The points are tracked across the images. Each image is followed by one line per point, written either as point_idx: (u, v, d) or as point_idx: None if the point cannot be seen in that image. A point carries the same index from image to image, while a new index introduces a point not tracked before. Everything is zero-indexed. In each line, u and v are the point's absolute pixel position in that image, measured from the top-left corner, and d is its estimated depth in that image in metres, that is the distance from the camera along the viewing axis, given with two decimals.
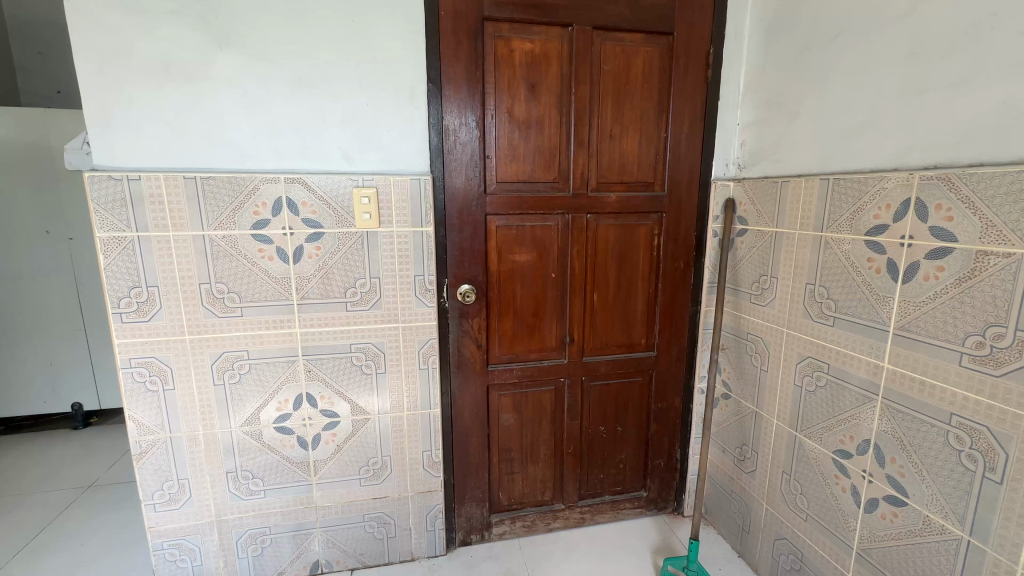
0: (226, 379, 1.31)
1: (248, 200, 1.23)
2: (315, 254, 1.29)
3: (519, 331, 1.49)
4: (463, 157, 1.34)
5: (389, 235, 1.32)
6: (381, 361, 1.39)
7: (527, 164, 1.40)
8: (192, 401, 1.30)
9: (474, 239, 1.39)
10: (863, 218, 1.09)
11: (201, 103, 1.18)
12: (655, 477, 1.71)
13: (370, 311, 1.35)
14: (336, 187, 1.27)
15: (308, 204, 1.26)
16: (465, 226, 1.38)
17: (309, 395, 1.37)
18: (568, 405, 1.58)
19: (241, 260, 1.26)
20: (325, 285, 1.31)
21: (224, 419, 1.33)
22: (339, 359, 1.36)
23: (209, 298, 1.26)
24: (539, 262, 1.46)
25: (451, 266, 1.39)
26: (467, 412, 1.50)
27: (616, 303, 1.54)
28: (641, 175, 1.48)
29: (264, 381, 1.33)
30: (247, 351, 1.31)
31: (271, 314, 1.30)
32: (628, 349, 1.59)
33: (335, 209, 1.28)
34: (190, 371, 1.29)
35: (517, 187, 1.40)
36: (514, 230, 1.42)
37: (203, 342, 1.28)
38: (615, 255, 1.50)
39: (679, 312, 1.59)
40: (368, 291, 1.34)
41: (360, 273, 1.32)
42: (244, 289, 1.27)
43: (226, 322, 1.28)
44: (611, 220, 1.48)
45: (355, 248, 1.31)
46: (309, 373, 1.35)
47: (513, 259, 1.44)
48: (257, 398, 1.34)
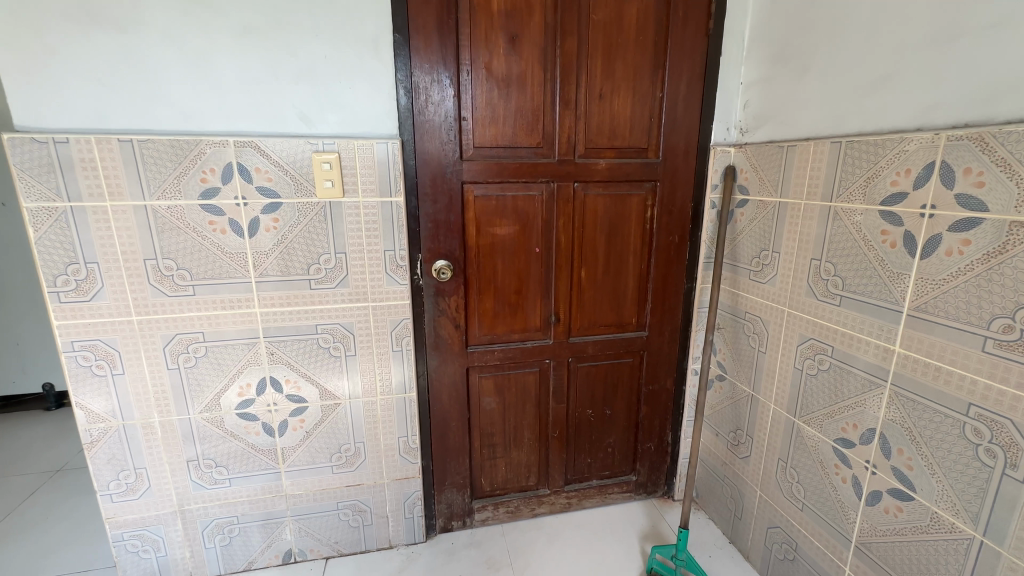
0: (181, 363, 1.21)
1: (193, 165, 1.11)
2: (273, 226, 1.17)
3: (500, 310, 1.39)
4: (436, 119, 1.21)
5: (355, 206, 1.20)
6: (350, 344, 1.29)
7: (508, 127, 1.27)
8: (144, 387, 1.21)
9: (450, 210, 1.27)
10: (878, 186, 0.98)
11: (134, 55, 1.04)
12: (645, 461, 1.64)
13: (336, 290, 1.24)
14: (293, 152, 1.14)
15: (263, 170, 1.14)
16: (439, 197, 1.26)
17: (273, 379, 1.27)
18: (553, 389, 1.49)
19: (190, 233, 1.14)
20: (285, 261, 1.20)
21: (181, 406, 1.24)
22: (304, 341, 1.26)
23: (157, 276, 1.15)
24: (522, 235, 1.34)
25: (426, 241, 1.28)
26: (445, 396, 1.41)
27: (605, 280, 1.44)
28: (634, 140, 1.35)
29: (222, 364, 1.23)
30: (203, 333, 1.20)
31: (226, 293, 1.19)
32: (618, 329, 1.49)
33: (293, 177, 1.16)
34: (140, 355, 1.18)
35: (496, 153, 1.28)
36: (494, 200, 1.30)
37: (153, 324, 1.17)
38: (604, 227, 1.39)
39: (673, 289, 1.49)
40: (333, 268, 1.23)
41: (324, 248, 1.21)
42: (195, 266, 1.16)
43: (177, 302, 1.17)
44: (600, 189, 1.36)
45: (317, 220, 1.19)
46: (272, 356, 1.25)
47: (493, 232, 1.32)
48: (216, 383, 1.24)
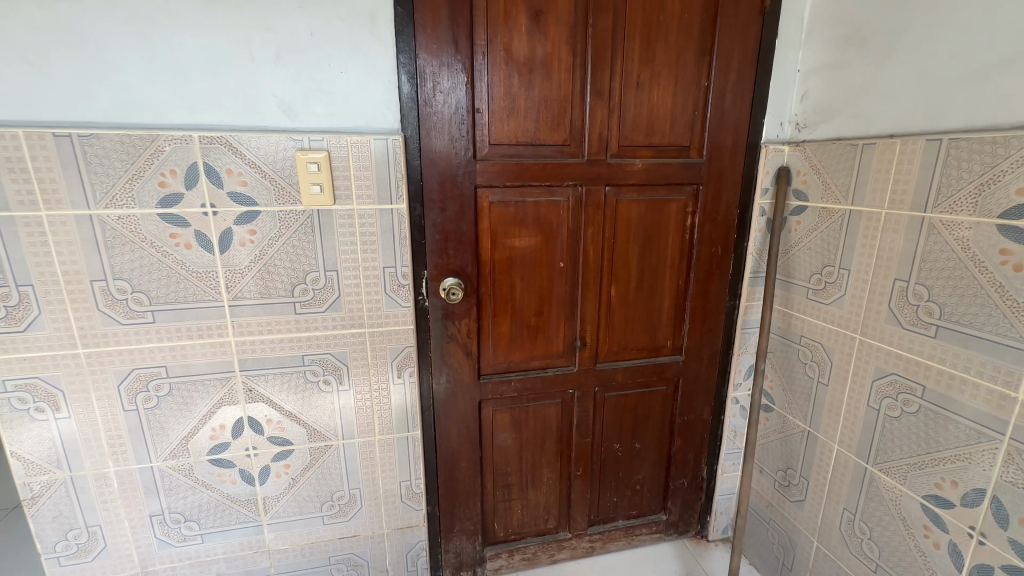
0: (141, 403, 1.01)
1: (149, 166, 0.90)
2: (249, 240, 0.98)
3: (518, 334, 1.19)
4: (445, 112, 1.02)
5: (348, 215, 1.00)
6: (343, 376, 1.09)
7: (529, 120, 1.07)
8: (95, 433, 1.01)
9: (462, 220, 1.08)
10: (996, 195, 0.80)
11: (72, 29, 0.84)
12: (677, 499, 1.46)
13: (326, 314, 1.05)
14: (273, 150, 0.94)
15: (236, 172, 0.94)
16: (448, 204, 1.06)
17: (251, 420, 1.07)
18: (577, 422, 1.30)
19: (147, 249, 0.94)
20: (264, 282, 1.00)
21: (141, 453, 1.04)
22: (289, 375, 1.06)
23: (108, 300, 0.94)
24: (544, 247, 1.15)
25: (432, 255, 1.08)
26: (454, 433, 1.22)
27: (638, 299, 1.25)
28: (674, 136, 1.16)
29: (191, 403, 1.03)
30: (166, 367, 1.00)
31: (193, 320, 0.99)
32: (651, 353, 1.30)
33: (273, 180, 0.96)
34: (89, 395, 0.98)
35: (516, 151, 1.08)
36: (512, 207, 1.11)
37: (104, 357, 0.97)
38: (638, 239, 1.20)
39: (714, 308, 1.30)
40: (322, 288, 1.03)
41: (312, 265, 1.01)
42: (154, 289, 0.96)
43: (133, 331, 0.97)
44: (634, 194, 1.17)
45: (303, 233, 0.99)
46: (251, 392, 1.06)
47: (511, 244, 1.13)
48: (183, 425, 1.04)
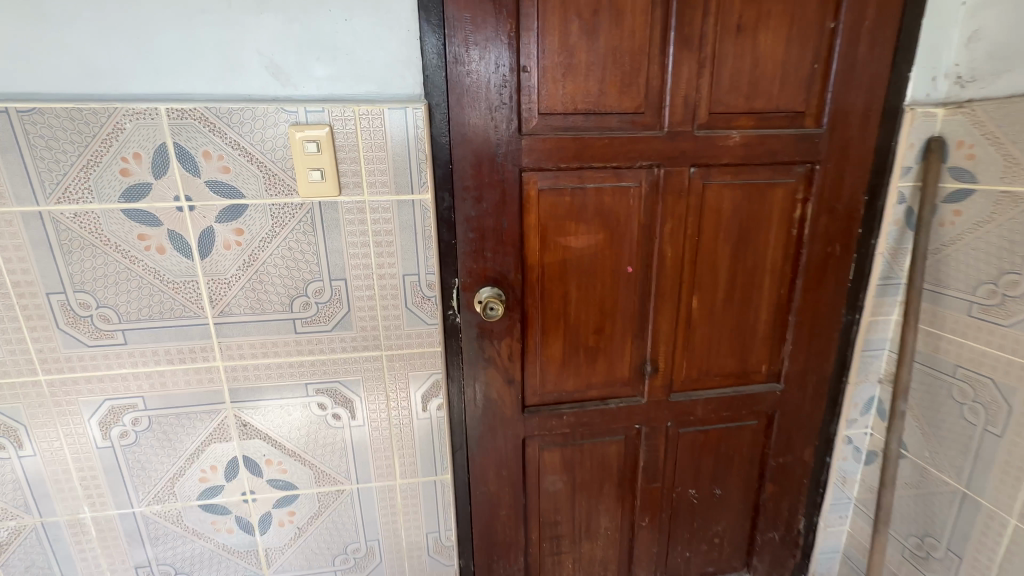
0: (116, 440, 0.83)
1: (107, 149, 0.71)
2: (235, 242, 0.77)
3: (573, 357, 0.95)
4: (480, 73, 0.77)
5: (358, 209, 0.78)
6: (356, 409, 0.88)
7: (592, 81, 0.81)
8: (65, 474, 0.84)
9: (502, 214, 0.84)
10: None
11: None
12: (764, 555, 1.18)
13: (333, 334, 0.83)
14: (260, 126, 0.73)
15: (215, 154, 0.73)
16: (485, 193, 0.82)
17: (247, 461, 0.88)
18: (644, 462, 1.05)
19: (112, 254, 0.75)
20: (256, 294, 0.80)
21: (121, 497, 0.87)
22: (290, 407, 0.86)
23: (70, 318, 0.77)
24: (606, 248, 0.89)
25: (465, 259, 0.85)
26: (492, 475, 0.99)
27: (726, 313, 0.97)
28: (785, 99, 0.87)
29: (175, 440, 0.85)
30: (144, 398, 0.82)
31: (172, 341, 0.80)
32: (739, 380, 1.03)
33: (262, 165, 0.74)
34: (56, 430, 0.82)
35: (573, 123, 0.83)
36: (567, 195, 0.85)
37: (71, 386, 0.80)
38: (729, 235, 0.93)
39: (824, 324, 1.01)
40: (327, 302, 0.82)
41: (314, 273, 0.80)
42: (123, 303, 0.77)
43: (101, 355, 0.79)
44: (728, 177, 0.89)
45: (301, 232, 0.78)
46: (244, 428, 0.86)
47: (565, 244, 0.88)
48: (167, 466, 0.86)
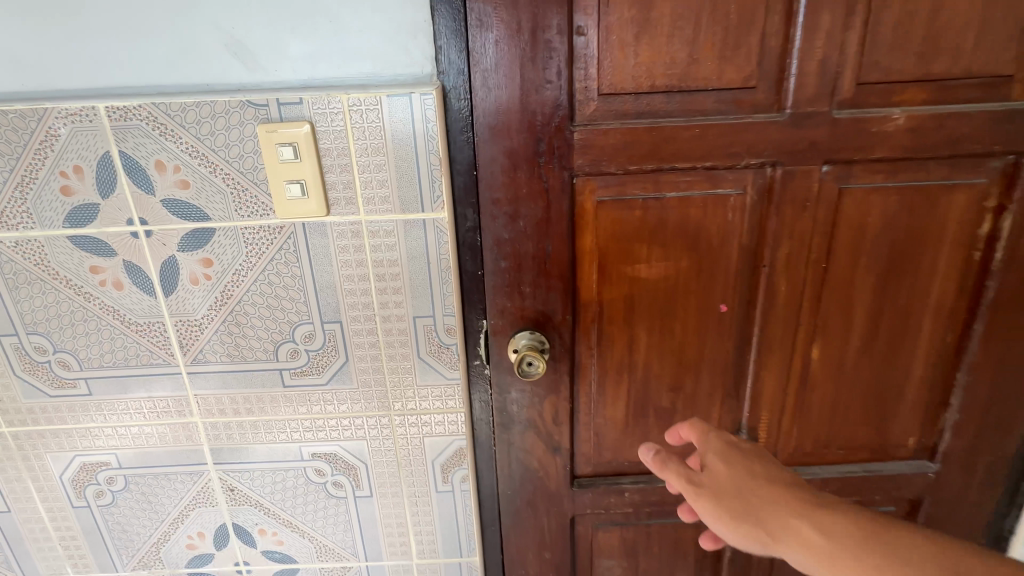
0: (92, 500, 0.72)
1: (42, 161, 0.56)
2: (204, 275, 0.61)
3: (640, 420, 0.71)
4: (516, 39, 0.55)
5: (353, 233, 0.59)
6: (361, 478, 0.71)
7: (679, 44, 0.56)
8: (43, 533, 0.73)
9: (545, 236, 0.62)
10: None
11: None
12: None
13: (329, 389, 0.66)
14: (222, 125, 0.55)
15: (169, 165, 0.56)
16: (523, 207, 0.60)
17: (238, 529, 0.74)
18: (731, 552, 0.80)
19: (63, 289, 0.61)
20: (234, 339, 0.64)
21: (104, 560, 0.75)
22: (283, 472, 0.70)
23: (27, 364, 0.64)
24: (692, 279, 0.64)
25: (497, 296, 0.64)
26: (531, 557, 0.79)
27: (861, 367, 0.70)
28: (985, 58, 0.56)
29: (156, 503, 0.72)
30: (117, 455, 0.69)
31: (142, 392, 0.66)
32: (873, 455, 0.75)
33: (228, 176, 0.57)
34: (28, 486, 0.71)
35: (649, 106, 0.58)
36: (638, 209, 0.61)
37: (38, 440, 0.68)
38: (874, 261, 0.64)
39: (1012, 385, 0.70)
40: (320, 350, 0.64)
41: (302, 314, 0.62)
42: (82, 348, 0.64)
43: (67, 406, 0.67)
44: (879, 178, 0.61)
45: (283, 263, 0.60)
46: (232, 493, 0.71)
47: (633, 275, 0.64)
48: (150, 530, 0.73)
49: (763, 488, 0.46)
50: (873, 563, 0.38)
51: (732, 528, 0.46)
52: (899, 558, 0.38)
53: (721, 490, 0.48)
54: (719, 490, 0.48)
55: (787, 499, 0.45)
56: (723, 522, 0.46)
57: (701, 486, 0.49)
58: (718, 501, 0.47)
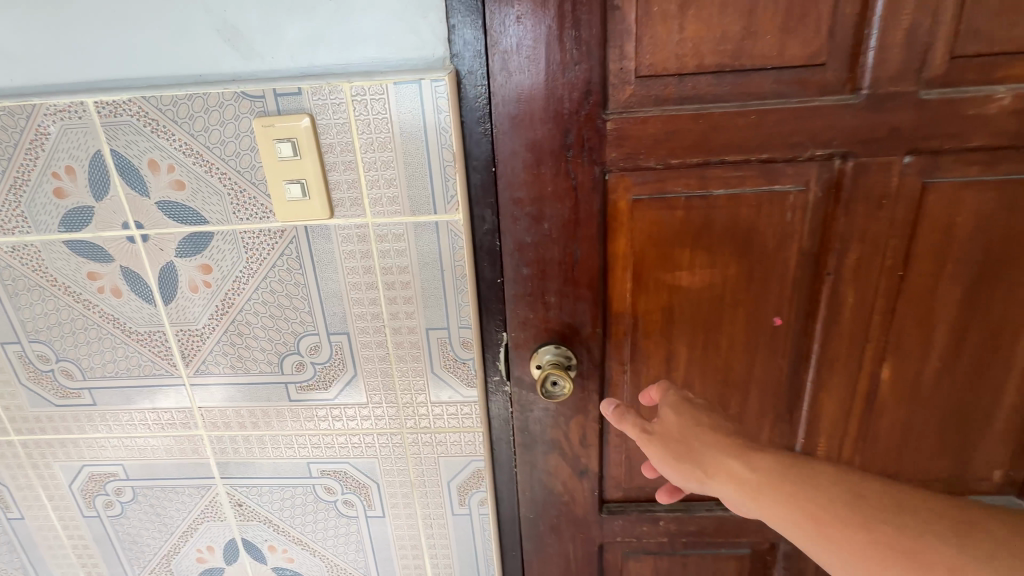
0: (102, 510, 0.69)
1: (33, 161, 0.52)
2: (204, 282, 0.56)
3: None
4: (540, 15, 0.48)
5: (359, 237, 0.54)
6: (373, 497, 0.66)
7: (733, 15, 0.47)
8: (57, 541, 0.72)
9: (573, 239, 0.55)
10: None
11: None
12: None
13: (338, 404, 0.61)
14: (217, 120, 0.50)
15: (164, 164, 0.52)
16: (548, 207, 0.53)
17: (247, 544, 0.70)
18: None
19: (62, 296, 0.58)
20: (237, 350, 0.59)
21: (117, 570, 0.74)
22: (291, 489, 0.66)
23: (31, 372, 0.62)
24: (742, 288, 0.56)
25: (518, 306, 0.57)
26: None
27: (940, 391, 0.60)
28: None
29: (165, 515, 0.69)
30: (125, 466, 0.67)
31: (146, 403, 0.63)
32: (951, 490, 0.65)
33: (224, 176, 0.52)
34: (39, 494, 0.69)
35: (695, 89, 0.50)
36: (680, 208, 0.53)
37: (47, 449, 0.66)
38: (963, 269, 0.55)
39: None
40: (327, 363, 0.59)
41: (307, 324, 0.58)
42: (84, 357, 0.61)
43: (73, 416, 0.64)
44: (974, 170, 0.51)
45: (286, 270, 0.55)
46: (240, 508, 0.68)
47: (672, 283, 0.56)
48: (160, 542, 0.71)
49: (709, 435, 0.46)
50: (789, 496, 0.39)
51: (673, 469, 0.46)
52: (811, 491, 0.38)
53: (668, 436, 0.48)
54: (666, 437, 0.48)
55: (725, 442, 0.44)
56: (667, 464, 0.46)
57: (652, 434, 0.49)
58: (663, 446, 0.47)
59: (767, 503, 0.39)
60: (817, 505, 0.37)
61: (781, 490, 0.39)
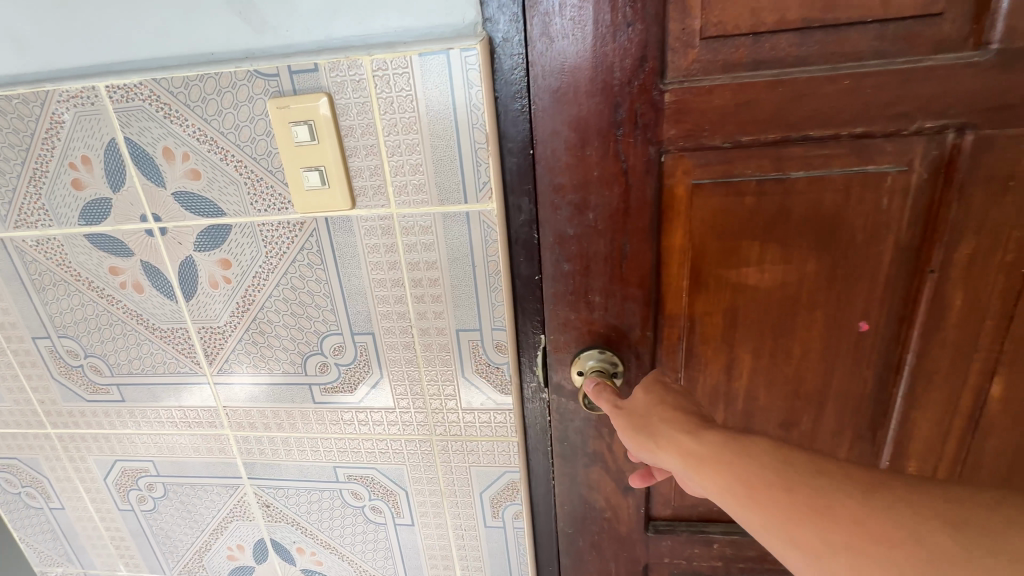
0: (136, 504, 0.69)
1: (50, 151, 0.50)
2: (224, 278, 0.53)
3: None
4: None
5: (383, 229, 0.49)
6: (401, 504, 0.62)
7: None
8: (96, 531, 0.72)
9: (622, 231, 0.48)
10: None
11: None
12: None
13: (363, 407, 0.57)
14: (230, 102, 0.46)
15: (178, 152, 0.48)
16: (592, 194, 0.47)
17: (276, 545, 0.69)
18: None
19: (86, 291, 0.56)
20: (260, 349, 0.56)
21: (152, 562, 0.74)
22: (318, 492, 0.64)
23: (62, 367, 0.61)
24: (821, 287, 0.48)
25: (558, 306, 0.51)
26: None
27: None
28: None
29: (195, 512, 0.68)
30: (155, 462, 0.66)
31: (172, 401, 0.61)
32: None
33: (240, 164, 0.48)
34: (77, 486, 0.69)
35: (775, 50, 0.41)
36: (750, 193, 0.45)
37: (81, 443, 0.66)
38: None
39: None
40: (351, 365, 0.55)
41: (330, 323, 0.54)
42: (110, 353, 0.59)
43: (103, 411, 0.63)
44: None
45: (307, 265, 0.51)
46: (267, 509, 0.66)
47: (738, 282, 0.49)
48: (192, 537, 0.70)
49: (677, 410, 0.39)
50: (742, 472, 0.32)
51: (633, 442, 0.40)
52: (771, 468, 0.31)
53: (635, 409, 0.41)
54: (631, 412, 0.42)
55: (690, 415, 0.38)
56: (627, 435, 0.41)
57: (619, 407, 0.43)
58: (625, 422, 0.41)
59: (710, 479, 0.32)
60: (750, 472, 0.31)
61: (723, 462, 0.32)
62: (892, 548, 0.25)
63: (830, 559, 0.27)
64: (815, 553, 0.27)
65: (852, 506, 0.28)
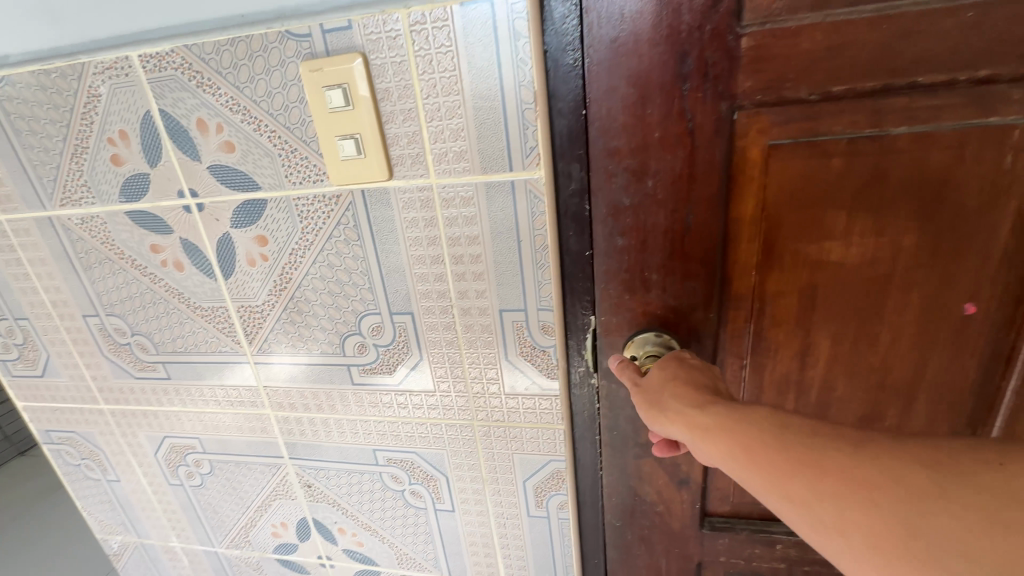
0: (184, 479, 0.70)
1: (89, 126, 0.49)
2: (261, 255, 0.52)
3: None
4: None
5: (422, 202, 0.46)
6: (441, 489, 0.60)
7: None
8: (149, 503, 0.75)
9: (684, 200, 0.43)
10: None
11: None
12: None
13: (402, 390, 0.55)
14: (263, 68, 0.43)
15: (212, 124, 0.47)
16: (652, 159, 0.42)
17: (318, 524, 0.68)
18: None
19: (129, 269, 0.56)
20: (298, 328, 0.55)
21: (202, 535, 0.75)
22: (358, 474, 0.63)
23: (111, 344, 0.62)
24: (920, 264, 0.41)
25: (610, 284, 0.47)
26: None
27: None
28: None
29: (240, 489, 0.69)
30: (201, 440, 0.67)
31: (215, 380, 0.61)
32: None
33: (274, 134, 0.46)
34: (130, 460, 0.71)
35: None
36: (839, 154, 0.39)
37: (132, 419, 0.68)
38: None
39: None
40: (388, 346, 0.53)
41: (367, 302, 0.51)
42: (155, 331, 0.59)
43: (151, 389, 0.64)
44: None
45: (344, 242, 0.49)
46: (309, 489, 0.66)
47: (819, 258, 0.43)
48: (238, 513, 0.71)
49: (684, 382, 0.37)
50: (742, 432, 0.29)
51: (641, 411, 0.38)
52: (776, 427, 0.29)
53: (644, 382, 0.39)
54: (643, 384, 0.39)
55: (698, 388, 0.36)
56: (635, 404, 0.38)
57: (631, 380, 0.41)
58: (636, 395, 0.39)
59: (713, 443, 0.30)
60: (748, 433, 0.29)
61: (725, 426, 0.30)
62: (869, 490, 0.24)
63: (818, 508, 0.25)
64: (806, 505, 0.26)
65: (837, 456, 0.26)
